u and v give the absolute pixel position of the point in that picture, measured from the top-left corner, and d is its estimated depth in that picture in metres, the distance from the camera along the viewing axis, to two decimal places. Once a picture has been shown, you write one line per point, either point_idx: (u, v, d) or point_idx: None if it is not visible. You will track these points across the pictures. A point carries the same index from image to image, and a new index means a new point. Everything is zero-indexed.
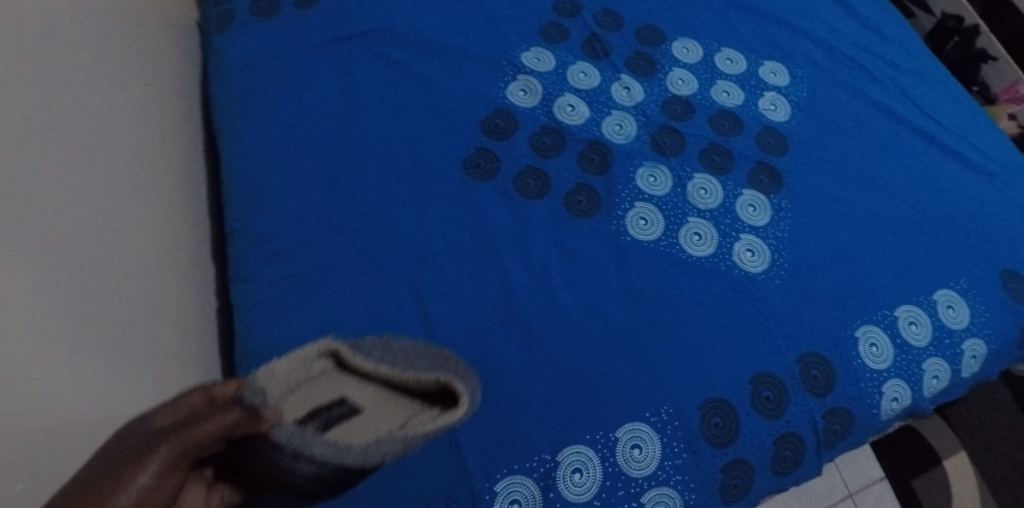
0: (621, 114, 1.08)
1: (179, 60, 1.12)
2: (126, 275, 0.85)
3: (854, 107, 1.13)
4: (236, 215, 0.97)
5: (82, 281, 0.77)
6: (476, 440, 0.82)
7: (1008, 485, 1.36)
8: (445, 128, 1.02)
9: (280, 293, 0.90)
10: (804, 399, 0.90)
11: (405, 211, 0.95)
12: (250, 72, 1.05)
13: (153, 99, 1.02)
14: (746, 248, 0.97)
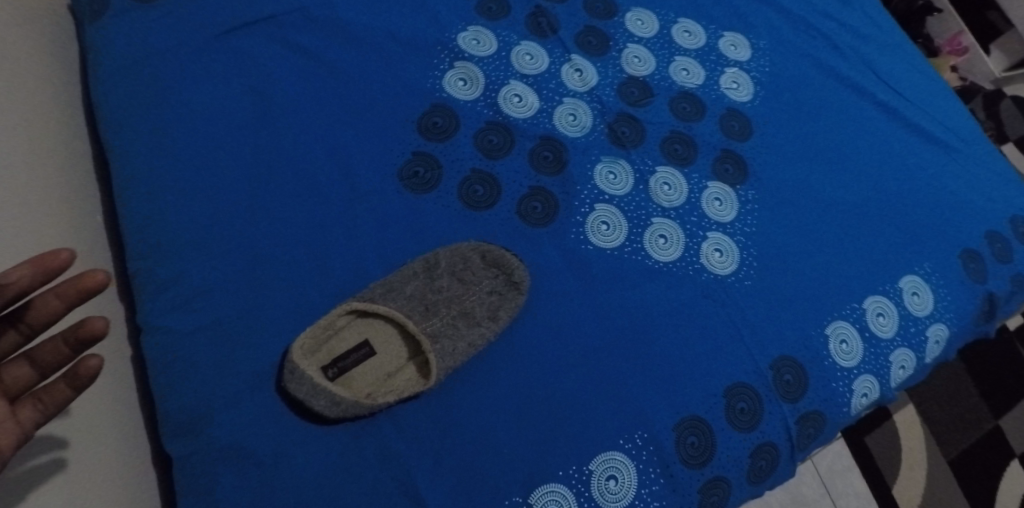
0: (574, 101, 1.00)
1: (54, 56, 0.97)
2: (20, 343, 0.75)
3: (815, 81, 1.08)
4: (137, 245, 0.85)
5: None
6: (442, 488, 0.77)
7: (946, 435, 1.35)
8: (381, 130, 0.92)
9: (203, 337, 0.80)
10: (777, 407, 0.87)
11: (339, 232, 0.86)
12: (139, 71, 0.91)
13: (34, 122, 0.89)
14: (714, 247, 0.93)
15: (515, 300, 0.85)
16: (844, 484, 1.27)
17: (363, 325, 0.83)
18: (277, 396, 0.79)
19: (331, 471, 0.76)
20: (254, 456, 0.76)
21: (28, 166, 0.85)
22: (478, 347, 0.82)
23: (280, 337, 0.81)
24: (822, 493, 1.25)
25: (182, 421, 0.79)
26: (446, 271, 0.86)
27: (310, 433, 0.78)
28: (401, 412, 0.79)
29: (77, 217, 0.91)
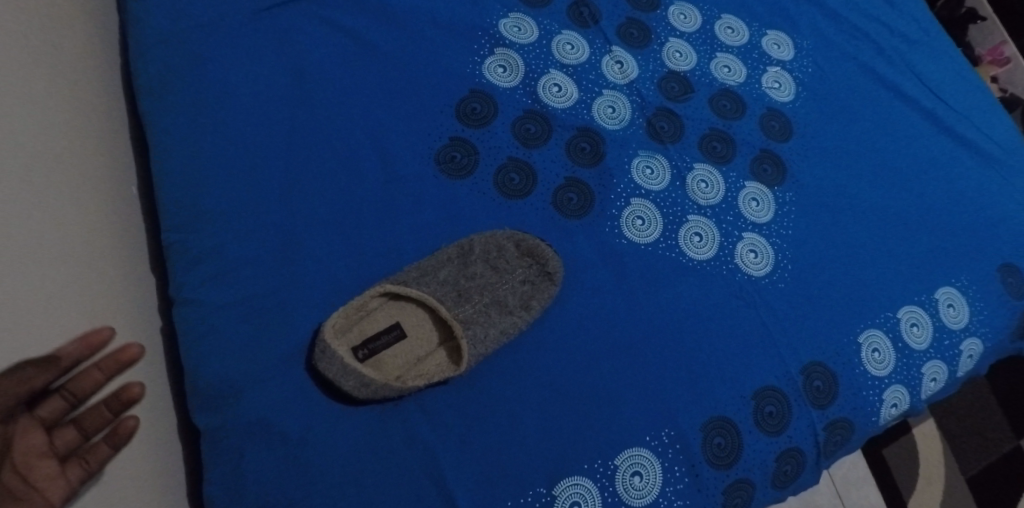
0: (614, 93, 0.99)
1: (93, 25, 0.97)
2: (55, 312, 0.75)
3: (859, 84, 1.06)
4: (171, 216, 0.85)
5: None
6: (466, 476, 0.76)
7: (971, 453, 1.30)
8: (419, 114, 0.92)
9: (237, 311, 0.81)
10: (806, 412, 0.86)
11: (374, 214, 0.86)
12: (179, 42, 0.91)
13: (75, 91, 0.89)
14: (749, 248, 0.92)
15: (548, 290, 0.85)
16: (858, 495, 1.22)
17: (395, 308, 0.83)
18: (307, 375, 0.79)
19: (357, 452, 0.76)
20: (281, 433, 0.76)
21: (69, 135, 0.86)
22: (507, 337, 0.82)
23: (311, 316, 0.81)
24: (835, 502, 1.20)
25: (210, 395, 0.79)
26: (479, 258, 0.86)
27: (338, 413, 0.78)
28: (428, 397, 0.79)
29: (112, 188, 0.92)
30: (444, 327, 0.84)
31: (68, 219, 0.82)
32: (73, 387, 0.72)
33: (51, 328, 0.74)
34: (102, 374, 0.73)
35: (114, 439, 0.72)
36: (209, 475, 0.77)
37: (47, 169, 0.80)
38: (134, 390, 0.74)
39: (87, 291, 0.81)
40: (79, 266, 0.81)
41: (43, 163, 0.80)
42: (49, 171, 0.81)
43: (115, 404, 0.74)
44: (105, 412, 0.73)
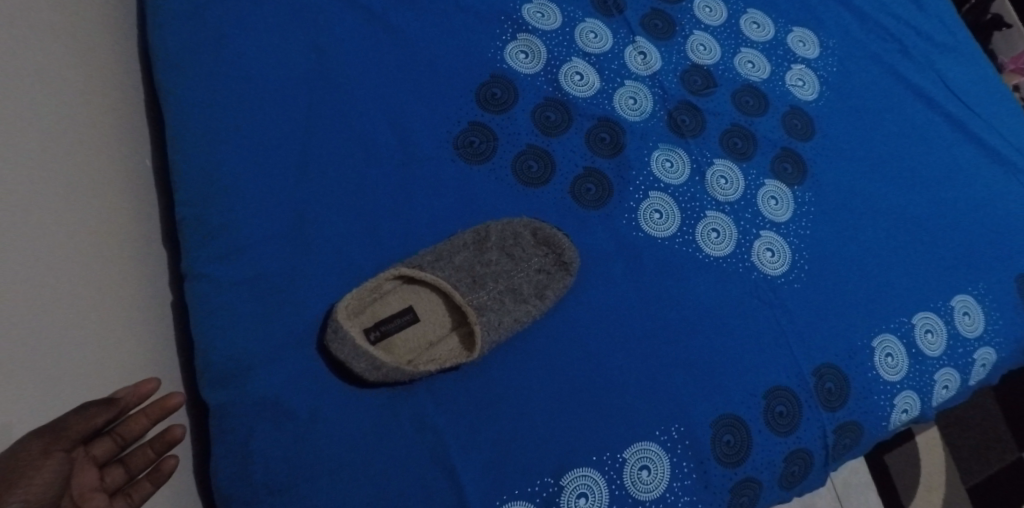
0: (636, 84, 0.98)
1: None
2: (67, 282, 0.75)
3: (883, 86, 1.05)
4: (185, 190, 0.85)
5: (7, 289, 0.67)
6: (474, 464, 0.76)
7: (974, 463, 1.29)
8: (439, 97, 0.91)
9: (248, 287, 0.80)
10: (816, 414, 0.86)
11: (390, 196, 0.86)
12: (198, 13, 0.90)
13: (91, 61, 0.88)
14: (767, 246, 0.91)
15: (563, 280, 0.84)
16: (857, 500, 1.20)
17: (408, 292, 0.83)
18: (318, 355, 0.79)
19: (365, 434, 0.76)
20: (290, 412, 0.76)
21: (85, 106, 0.85)
22: (521, 325, 0.81)
23: (323, 296, 0.81)
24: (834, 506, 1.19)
25: (219, 371, 0.78)
26: (496, 246, 0.85)
27: (347, 394, 0.77)
28: (439, 383, 0.78)
29: (125, 161, 0.91)
30: (457, 312, 0.84)
31: (83, 190, 0.81)
32: (120, 428, 0.65)
33: (63, 297, 0.74)
34: (149, 420, 0.67)
35: (156, 477, 0.68)
36: (216, 452, 0.77)
37: (63, 139, 0.80)
38: (176, 431, 0.70)
39: (98, 262, 0.81)
40: (92, 237, 0.81)
41: (58, 132, 0.79)
42: (65, 141, 0.80)
43: (158, 443, 0.69)
44: (149, 452, 0.69)
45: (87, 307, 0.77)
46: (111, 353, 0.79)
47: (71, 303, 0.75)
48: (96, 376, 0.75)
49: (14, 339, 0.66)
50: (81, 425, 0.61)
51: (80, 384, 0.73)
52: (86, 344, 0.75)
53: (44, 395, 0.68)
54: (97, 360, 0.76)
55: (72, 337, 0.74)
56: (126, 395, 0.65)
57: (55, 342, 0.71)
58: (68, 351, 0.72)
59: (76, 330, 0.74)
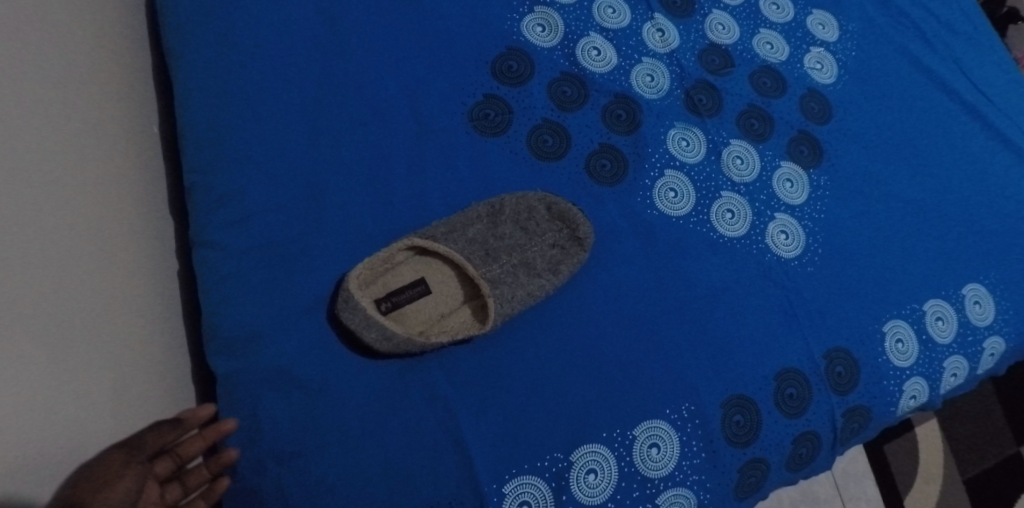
0: (653, 62, 0.96)
1: None
2: (70, 247, 0.74)
3: (902, 72, 1.04)
4: (194, 154, 0.83)
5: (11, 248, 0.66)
6: (483, 437, 0.75)
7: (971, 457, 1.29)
8: (454, 68, 0.90)
9: (258, 255, 0.79)
10: (826, 397, 0.85)
11: (402, 167, 0.84)
12: None
13: (98, 23, 0.87)
14: (781, 229, 0.90)
15: (577, 256, 0.83)
16: (856, 489, 1.20)
17: (420, 264, 0.82)
18: (328, 323, 0.78)
19: (375, 404, 0.75)
20: (299, 381, 0.75)
21: (91, 69, 0.84)
22: (535, 299, 0.81)
23: (334, 264, 0.80)
24: (832, 494, 1.18)
25: (226, 339, 0.77)
26: (509, 219, 0.85)
27: (357, 365, 0.77)
28: (449, 356, 0.78)
29: (134, 125, 0.90)
30: (469, 285, 0.83)
31: (90, 154, 0.80)
32: (180, 448, 0.72)
33: (65, 262, 0.73)
34: (205, 441, 0.72)
35: (210, 496, 0.73)
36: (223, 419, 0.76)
37: (68, 102, 0.79)
38: (231, 455, 0.73)
39: (104, 227, 0.80)
40: (98, 202, 0.80)
41: (63, 95, 0.78)
42: (71, 105, 0.79)
43: (214, 465, 0.73)
44: (205, 472, 0.73)
45: (91, 272, 0.76)
46: (116, 318, 0.78)
47: (74, 268, 0.74)
48: (100, 341, 0.75)
49: (14, 301, 0.65)
50: (153, 440, 0.69)
51: (84, 348, 0.72)
52: (90, 309, 0.74)
53: (43, 359, 0.67)
54: (101, 325, 0.75)
55: (75, 301, 0.73)
56: (189, 416, 0.73)
57: (58, 306, 0.70)
58: (70, 315, 0.72)
59: (78, 294, 0.73)
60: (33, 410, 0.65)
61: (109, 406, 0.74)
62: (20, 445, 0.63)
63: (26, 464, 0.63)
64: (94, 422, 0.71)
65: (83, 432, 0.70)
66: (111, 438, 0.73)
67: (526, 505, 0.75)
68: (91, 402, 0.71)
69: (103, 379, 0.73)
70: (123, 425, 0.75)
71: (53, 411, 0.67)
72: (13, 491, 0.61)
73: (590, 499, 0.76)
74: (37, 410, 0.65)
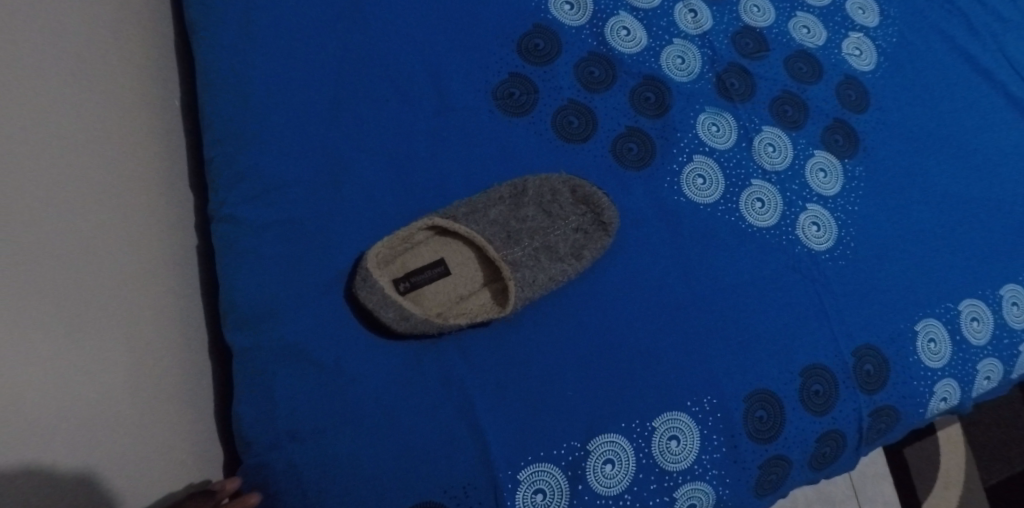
0: (684, 43, 0.93)
1: None
2: (84, 217, 0.73)
3: (944, 61, 1.00)
4: (213, 126, 0.82)
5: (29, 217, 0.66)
6: (500, 423, 0.74)
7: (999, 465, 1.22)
8: (479, 45, 0.87)
9: (275, 230, 0.78)
10: (854, 395, 0.83)
11: (423, 145, 0.82)
12: None
13: None
14: (812, 220, 0.87)
15: (601, 241, 0.81)
16: (873, 491, 1.14)
17: (440, 244, 0.81)
18: (345, 302, 0.76)
19: (391, 386, 0.74)
20: (314, 359, 0.74)
21: (109, 38, 0.83)
22: (556, 284, 0.79)
23: (353, 242, 0.78)
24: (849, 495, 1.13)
25: (242, 314, 0.76)
26: (533, 201, 0.83)
27: (373, 345, 0.75)
28: (468, 339, 0.76)
29: (156, 95, 0.88)
30: (489, 267, 0.81)
31: (108, 124, 0.79)
32: None
33: (78, 233, 0.72)
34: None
35: None
36: (238, 396, 0.75)
37: (85, 71, 0.78)
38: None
39: (122, 199, 0.79)
40: (116, 172, 0.79)
41: (80, 64, 0.77)
42: (88, 74, 0.78)
43: None
44: None
45: (107, 243, 0.75)
46: (134, 289, 0.77)
47: (88, 239, 0.73)
48: (117, 313, 0.74)
49: (23, 270, 0.65)
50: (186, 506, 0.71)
51: (99, 319, 0.71)
52: (105, 281, 0.74)
53: (53, 328, 0.66)
54: (117, 296, 0.74)
55: (88, 271, 0.72)
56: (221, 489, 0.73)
57: (70, 276, 0.70)
58: (84, 286, 0.71)
59: (92, 266, 0.73)
60: (42, 379, 0.64)
61: (127, 378, 0.73)
62: (29, 414, 0.62)
63: (36, 433, 0.63)
64: (110, 394, 0.71)
65: (97, 403, 0.69)
66: (129, 411, 0.72)
67: (540, 493, 0.73)
68: (106, 373, 0.71)
69: (120, 351, 0.73)
70: (140, 398, 0.74)
71: (65, 381, 0.66)
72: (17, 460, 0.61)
73: (607, 490, 0.75)
74: (47, 378, 0.65)
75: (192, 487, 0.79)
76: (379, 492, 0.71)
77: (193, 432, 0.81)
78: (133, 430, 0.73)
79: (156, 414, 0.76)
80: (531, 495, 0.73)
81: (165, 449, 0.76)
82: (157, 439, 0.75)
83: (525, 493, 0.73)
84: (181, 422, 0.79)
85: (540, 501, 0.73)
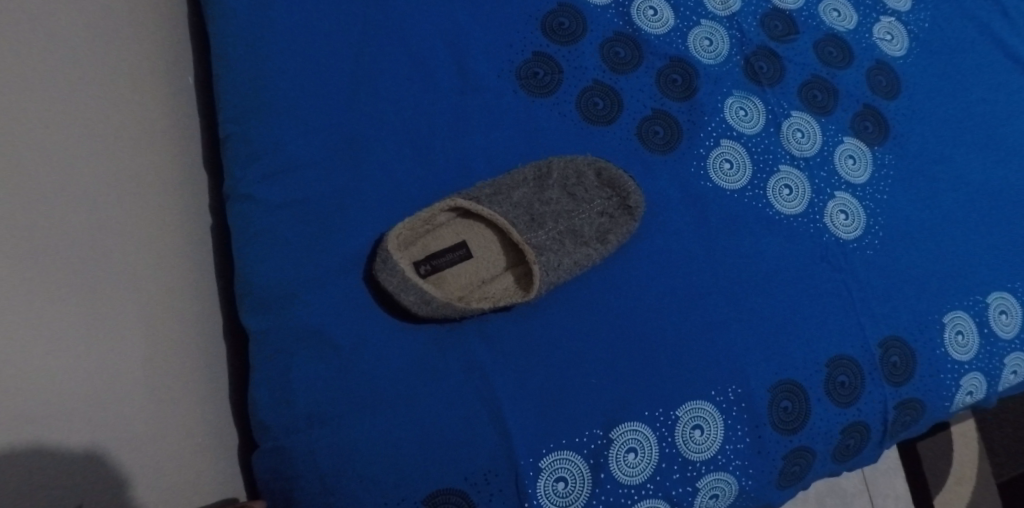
0: (713, 25, 0.91)
1: None
2: (94, 196, 0.72)
3: (978, 48, 0.97)
4: (228, 103, 0.79)
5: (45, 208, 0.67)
6: (521, 410, 0.72)
7: (1009, 463, 1.19)
8: (502, 23, 0.85)
9: (291, 210, 0.76)
10: (880, 388, 0.81)
11: (444, 125, 0.80)
12: None
13: None
14: (840, 208, 0.85)
15: (627, 225, 0.80)
16: (885, 485, 1.12)
17: (462, 226, 0.79)
18: (364, 284, 0.75)
19: (411, 371, 0.72)
20: (332, 342, 0.72)
21: (121, 11, 0.81)
22: (581, 269, 0.77)
23: (373, 223, 0.76)
24: (860, 489, 1.11)
25: (259, 295, 0.75)
26: (557, 183, 0.81)
27: (393, 329, 0.74)
28: (489, 324, 0.75)
29: (172, 69, 0.86)
30: (512, 251, 0.80)
31: (120, 99, 0.78)
32: None
33: (83, 210, 0.71)
34: None
35: None
36: (256, 378, 0.74)
37: (94, 47, 0.76)
38: None
39: (137, 175, 0.77)
40: (130, 148, 0.77)
41: (87, 40, 0.76)
42: (97, 49, 0.77)
43: None
44: None
45: (120, 221, 0.74)
46: (148, 268, 0.75)
47: (96, 217, 0.72)
48: (131, 292, 0.73)
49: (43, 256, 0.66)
50: None
51: (109, 298, 0.70)
52: (119, 260, 0.72)
53: (47, 308, 0.65)
54: (131, 278, 0.73)
55: (95, 248, 0.71)
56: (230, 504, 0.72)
57: (69, 255, 0.68)
58: (88, 263, 0.70)
59: (100, 243, 0.71)
60: (33, 358, 0.63)
61: (142, 358, 0.72)
62: (21, 394, 0.62)
63: (34, 412, 0.62)
64: (125, 375, 0.70)
65: (111, 384, 0.68)
66: (145, 393, 0.71)
67: (562, 481, 0.72)
68: (121, 352, 0.70)
69: (135, 330, 0.72)
70: (156, 378, 0.73)
71: (65, 360, 0.65)
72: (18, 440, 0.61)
73: (628, 479, 0.73)
74: (43, 356, 0.64)
75: (210, 467, 0.77)
76: (399, 477, 0.69)
77: (210, 413, 0.79)
78: (150, 413, 0.71)
79: (173, 396, 0.75)
80: (552, 483, 0.72)
81: (182, 431, 0.75)
82: (175, 422, 0.74)
83: (547, 481, 0.72)
84: (197, 403, 0.78)
85: (561, 489, 0.72)
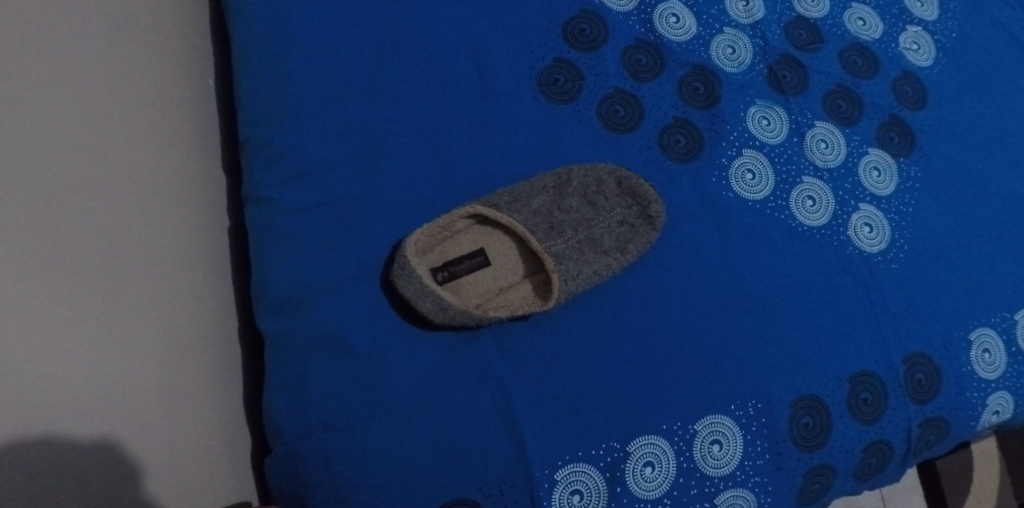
0: (735, 33, 0.89)
1: None
2: (116, 200, 0.72)
3: (1006, 60, 0.96)
4: (247, 109, 0.79)
5: (75, 211, 0.67)
6: (537, 422, 0.71)
7: None
8: (523, 30, 0.84)
9: (307, 216, 0.75)
10: (903, 405, 0.80)
11: (463, 131, 0.80)
12: None
13: None
14: (865, 221, 0.84)
15: (647, 235, 0.79)
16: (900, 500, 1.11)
17: (480, 234, 0.78)
18: (380, 289, 0.74)
19: (426, 379, 0.71)
20: (347, 350, 0.71)
21: (144, 16, 0.81)
22: (600, 278, 0.76)
23: (391, 229, 0.76)
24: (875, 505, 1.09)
25: (275, 301, 0.74)
26: (577, 191, 0.80)
27: (408, 337, 0.73)
28: (505, 333, 0.74)
29: (192, 71, 0.86)
30: (531, 259, 0.79)
31: (143, 102, 0.78)
32: None
33: (104, 212, 0.70)
34: None
35: None
36: (270, 384, 0.73)
37: (119, 50, 0.76)
38: None
39: (154, 177, 0.77)
40: (150, 151, 0.77)
41: (110, 43, 0.76)
42: (120, 53, 0.76)
43: None
44: None
45: (140, 224, 0.74)
46: (166, 272, 0.75)
47: (115, 219, 0.71)
48: (149, 296, 0.72)
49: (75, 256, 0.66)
50: None
51: (130, 301, 0.70)
52: (137, 263, 0.72)
53: (66, 303, 0.64)
54: (150, 281, 0.73)
55: (118, 252, 0.70)
56: None
57: (83, 253, 0.67)
58: (110, 265, 0.69)
59: (118, 245, 0.71)
60: (52, 349, 0.62)
61: (158, 362, 0.71)
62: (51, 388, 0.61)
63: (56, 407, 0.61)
64: (144, 379, 0.69)
65: (124, 386, 0.67)
66: (161, 397, 0.71)
67: (577, 494, 0.71)
68: (137, 356, 0.69)
69: (153, 334, 0.71)
70: (172, 382, 0.72)
71: (79, 354, 0.64)
72: (33, 432, 0.59)
73: (646, 494, 0.72)
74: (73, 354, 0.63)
75: (222, 472, 0.76)
76: (412, 487, 0.68)
77: (223, 417, 0.79)
78: (165, 418, 0.71)
79: (188, 400, 0.74)
80: (568, 496, 0.71)
81: (195, 436, 0.74)
82: (189, 426, 0.73)
83: (562, 494, 0.71)
84: (210, 407, 0.77)
85: (577, 502, 0.71)
